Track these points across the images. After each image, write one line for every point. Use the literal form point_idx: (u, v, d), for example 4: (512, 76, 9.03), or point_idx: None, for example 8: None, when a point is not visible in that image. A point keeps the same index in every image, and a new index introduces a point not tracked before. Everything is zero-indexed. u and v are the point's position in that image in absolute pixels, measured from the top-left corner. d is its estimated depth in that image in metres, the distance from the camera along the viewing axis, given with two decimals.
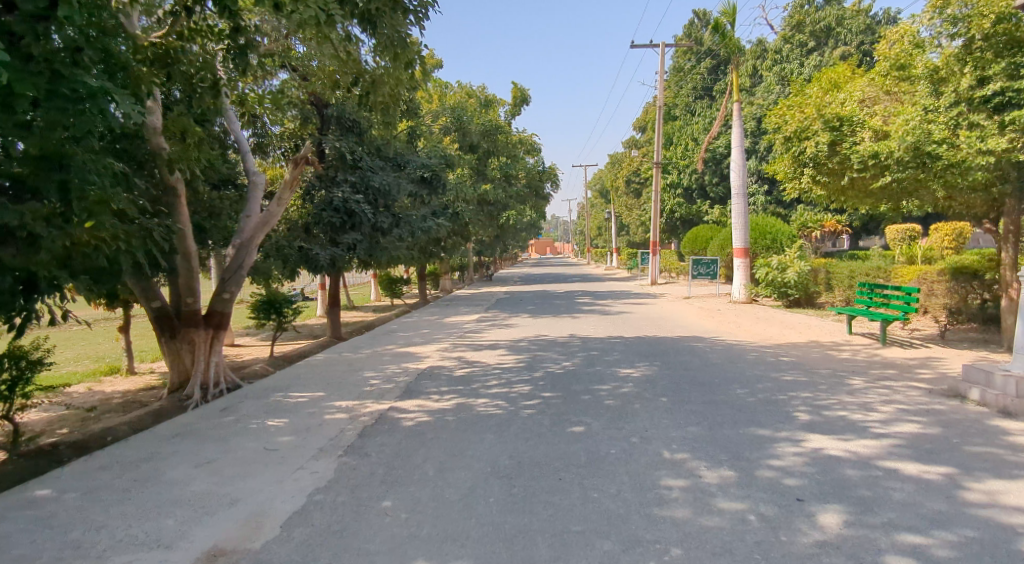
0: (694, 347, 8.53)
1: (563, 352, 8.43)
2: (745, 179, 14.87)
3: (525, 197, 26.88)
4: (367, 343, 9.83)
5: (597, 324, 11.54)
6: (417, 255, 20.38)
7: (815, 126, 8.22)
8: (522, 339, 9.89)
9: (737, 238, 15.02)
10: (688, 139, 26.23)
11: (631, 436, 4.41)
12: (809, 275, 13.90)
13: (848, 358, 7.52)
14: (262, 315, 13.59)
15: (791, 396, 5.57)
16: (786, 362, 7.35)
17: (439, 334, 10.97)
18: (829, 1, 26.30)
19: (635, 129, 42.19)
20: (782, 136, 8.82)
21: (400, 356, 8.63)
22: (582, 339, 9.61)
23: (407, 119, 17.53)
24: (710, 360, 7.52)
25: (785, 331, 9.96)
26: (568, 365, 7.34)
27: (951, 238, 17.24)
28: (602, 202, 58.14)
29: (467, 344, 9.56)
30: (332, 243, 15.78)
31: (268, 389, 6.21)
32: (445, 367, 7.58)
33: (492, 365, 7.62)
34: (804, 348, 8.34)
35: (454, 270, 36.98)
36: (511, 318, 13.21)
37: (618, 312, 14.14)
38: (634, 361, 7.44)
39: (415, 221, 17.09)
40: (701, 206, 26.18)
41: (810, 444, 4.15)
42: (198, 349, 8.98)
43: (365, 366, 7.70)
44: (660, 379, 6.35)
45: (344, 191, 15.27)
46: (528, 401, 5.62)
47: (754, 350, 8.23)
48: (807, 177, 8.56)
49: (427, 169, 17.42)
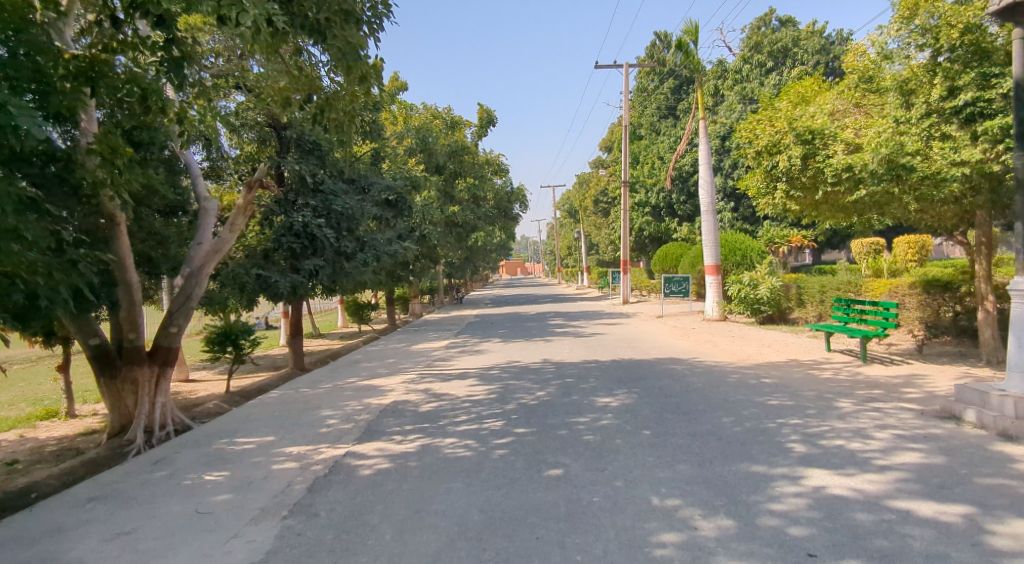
0: (672, 371, 8.18)
1: (536, 380, 7.99)
2: (714, 196, 14.77)
3: (493, 219, 26.55)
4: (329, 376, 9.24)
5: (570, 347, 11.14)
6: (384, 279, 19.80)
7: (787, 140, 7.95)
8: (493, 367, 9.43)
9: (708, 255, 14.86)
10: (654, 157, 26.29)
11: (614, 480, 3.98)
12: (780, 291, 13.76)
13: (831, 378, 7.24)
14: (217, 348, 12.87)
15: (780, 423, 5.22)
16: (769, 385, 7.03)
17: (406, 363, 10.42)
18: (785, 23, 26.83)
19: (601, 149, 42.43)
20: (754, 151, 8.55)
21: (363, 390, 8.09)
22: (556, 364, 9.19)
23: (370, 141, 17.13)
24: (690, 385, 7.17)
25: (762, 350, 9.71)
26: (542, 395, 6.92)
27: (914, 250, 17.19)
28: (570, 222, 58.29)
29: (435, 374, 9.05)
30: (292, 270, 15.17)
31: (214, 436, 5.64)
32: (411, 401, 7.08)
33: (461, 398, 7.15)
34: (784, 369, 8.05)
35: (423, 294, 36.38)
36: (481, 343, 12.72)
37: (591, 333, 13.80)
38: (611, 389, 7.05)
39: (380, 244, 16.56)
40: (669, 224, 26.18)
41: (810, 482, 3.78)
42: (141, 389, 8.35)
43: (324, 403, 7.15)
44: (640, 409, 5.95)
45: (304, 215, 14.71)
46: (500, 440, 5.17)
47: (734, 372, 7.90)
48: (781, 193, 8.28)
49: (391, 191, 17.05)
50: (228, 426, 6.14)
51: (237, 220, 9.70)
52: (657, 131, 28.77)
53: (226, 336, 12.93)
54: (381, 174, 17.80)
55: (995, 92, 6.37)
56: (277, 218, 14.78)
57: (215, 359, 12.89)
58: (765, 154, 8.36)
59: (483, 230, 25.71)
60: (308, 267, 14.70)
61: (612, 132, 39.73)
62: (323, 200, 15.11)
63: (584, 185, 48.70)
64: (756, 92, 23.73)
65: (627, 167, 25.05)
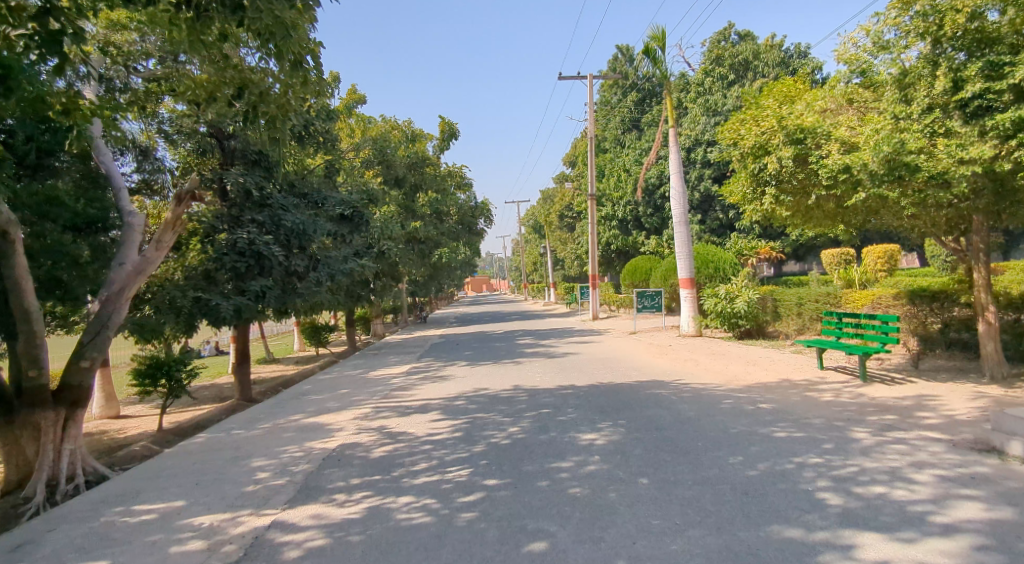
0: (657, 397, 7.36)
1: (507, 413, 7.09)
2: (687, 206, 14.16)
3: (456, 234, 25.63)
4: (272, 413, 8.15)
5: (542, 370, 10.27)
6: (341, 299, 18.64)
7: (776, 139, 7.16)
8: (459, 396, 8.48)
9: (682, 268, 14.20)
10: (620, 170, 25.73)
11: (614, 558, 3.10)
12: (757, 304, 13.10)
13: (834, 401, 6.51)
14: (147, 381, 11.75)
15: (800, 463, 4.41)
16: (769, 411, 6.26)
17: (362, 393, 9.37)
18: (744, 36, 26.46)
19: (566, 164, 41.98)
20: (739, 152, 7.77)
21: (309, 430, 7.05)
22: (528, 392, 8.30)
23: (324, 151, 16.22)
24: (681, 414, 6.35)
25: (746, 368, 9.02)
26: (515, 433, 6.02)
27: (884, 260, 16.49)
28: (537, 238, 57.72)
29: (393, 407, 8.05)
30: (237, 291, 13.97)
31: (114, 506, 4.62)
32: (363, 445, 6.10)
33: (420, 438, 6.19)
34: (779, 390, 7.30)
35: (386, 313, 35.18)
36: (445, 367, 11.70)
37: (563, 353, 12.97)
38: (593, 422, 6.19)
39: (335, 262, 15.47)
40: (636, 237, 25.58)
41: (864, 555, 2.94)
42: (43, 437, 7.22)
43: (260, 451, 6.12)
44: (629, 449, 5.11)
45: (250, 232, 13.57)
46: (466, 498, 4.26)
47: (726, 396, 7.12)
48: (769, 199, 7.47)
49: (348, 206, 15.95)
50: (139, 490, 5.11)
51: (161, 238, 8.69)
52: (622, 144, 28.26)
53: (158, 368, 11.86)
54: (335, 188, 16.71)
55: (1006, 83, 5.60)
56: (220, 237, 13.61)
57: (145, 393, 11.78)
58: (751, 155, 7.57)
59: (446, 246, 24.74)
60: (254, 289, 13.53)
61: (576, 145, 39.24)
62: (272, 215, 14.03)
63: (549, 200, 48.13)
64: (721, 104, 23.35)
65: (592, 179, 24.42)
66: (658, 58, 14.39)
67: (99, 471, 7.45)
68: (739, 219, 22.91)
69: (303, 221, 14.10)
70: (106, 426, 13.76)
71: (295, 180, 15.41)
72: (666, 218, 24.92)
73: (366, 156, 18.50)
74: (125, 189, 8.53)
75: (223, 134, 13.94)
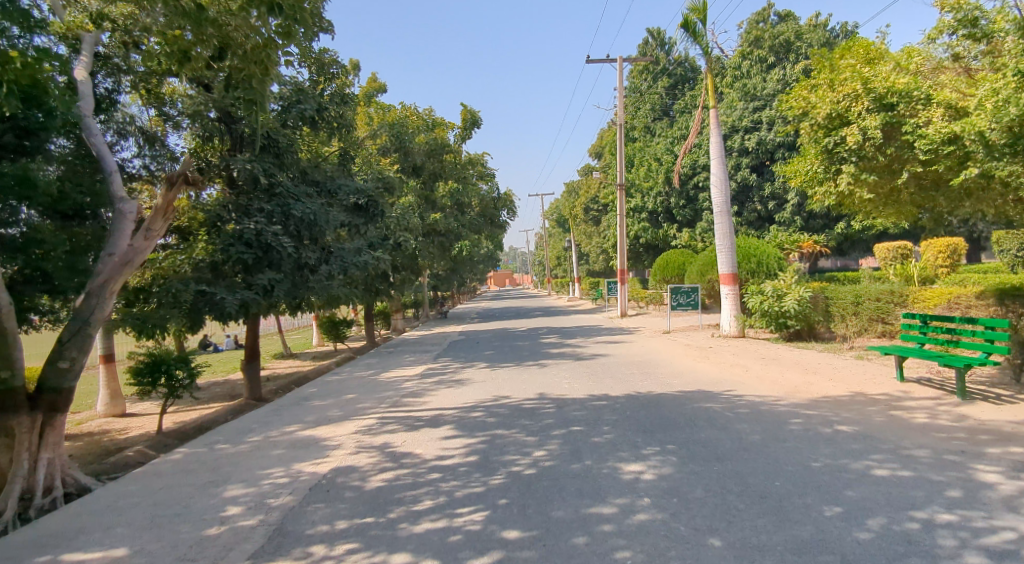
0: (709, 413, 6.26)
1: (532, 430, 6.05)
2: (730, 195, 12.92)
3: (478, 226, 24.60)
4: (265, 422, 7.23)
5: (570, 375, 9.22)
6: (356, 293, 17.76)
7: (860, 107, 6.04)
8: (476, 406, 7.46)
9: (724, 262, 12.96)
10: (650, 159, 24.49)
11: None
12: (809, 303, 11.83)
13: (932, 423, 5.34)
14: (147, 381, 10.88)
15: (927, 521, 3.29)
16: (851, 436, 5.13)
17: (369, 400, 8.40)
18: (784, 17, 24.97)
19: (592, 155, 40.75)
20: (809, 124, 6.66)
21: (301, 446, 6.09)
22: (555, 403, 7.26)
23: (337, 135, 15.34)
24: (742, 438, 5.25)
25: (808, 378, 7.84)
26: (541, 460, 4.97)
27: (945, 255, 15.05)
28: (561, 232, 56.57)
29: (401, 419, 7.06)
30: (246, 285, 13.09)
31: (41, 554, 3.71)
32: (359, 470, 5.12)
33: (428, 462, 5.18)
34: (855, 407, 6.14)
35: (407, 308, 34.39)
36: (463, 370, 10.69)
37: (591, 354, 11.89)
38: (636, 447, 5.12)
39: (348, 254, 14.55)
40: (667, 230, 24.27)
41: None
42: (18, 445, 6.18)
43: (240, 474, 5.18)
44: (686, 490, 4.03)
45: (258, 221, 12.74)
46: (479, 561, 3.22)
47: (793, 414, 5.98)
48: (847, 179, 6.33)
49: (362, 194, 15.00)
50: (84, 528, 4.18)
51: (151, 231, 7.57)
52: (652, 132, 26.97)
53: (155, 367, 10.96)
54: (350, 176, 15.83)
55: None
56: (228, 227, 12.83)
57: (145, 393, 10.92)
58: (829, 126, 6.46)
59: (468, 239, 23.69)
60: (262, 282, 12.64)
61: (602, 136, 37.99)
62: (280, 203, 13.18)
63: (574, 193, 46.90)
64: (760, 88, 22.02)
65: (622, 169, 23.24)
66: (698, 32, 13.18)
67: (80, 486, 6.40)
68: (778, 210, 21.57)
69: (313, 210, 13.22)
70: (109, 426, 13.03)
71: (307, 167, 14.58)
72: (699, 210, 23.60)
73: (383, 142, 17.54)
74: (114, 169, 7.38)
75: (232, 118, 13.11)
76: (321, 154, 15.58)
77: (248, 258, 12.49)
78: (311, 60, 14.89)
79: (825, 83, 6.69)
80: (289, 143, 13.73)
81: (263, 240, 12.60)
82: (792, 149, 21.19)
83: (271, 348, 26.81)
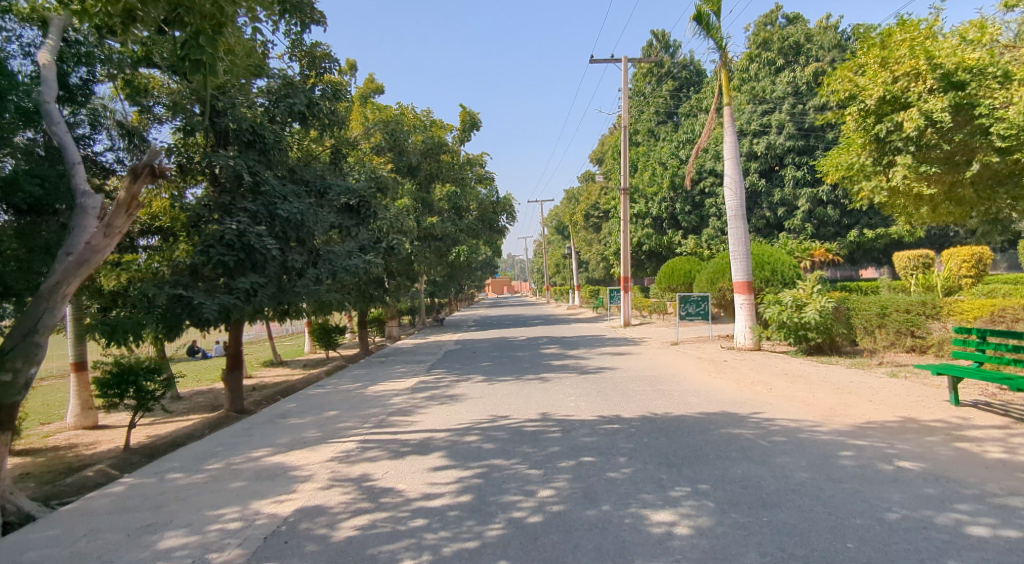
0: (740, 442, 5.41)
1: (536, 461, 5.19)
2: (745, 198, 12.10)
3: (476, 231, 23.75)
4: (231, 445, 6.37)
5: (575, 392, 8.35)
6: (347, 298, 16.89)
7: (921, 88, 6.55)
8: (471, 428, 6.59)
9: (738, 269, 12.11)
10: (654, 163, 23.69)
11: None
12: (832, 314, 10.97)
13: (1011, 461, 4.50)
14: (114, 393, 10.00)
15: None
16: (919, 475, 4.29)
17: (351, 419, 7.54)
18: (792, 19, 24.23)
19: (593, 161, 39.93)
20: (862, 108, 7.11)
21: (266, 477, 5.23)
22: (560, 426, 6.41)
23: (329, 133, 14.53)
24: (787, 476, 4.41)
25: (843, 399, 6.99)
26: (549, 503, 4.13)
27: (970, 265, 14.24)
28: (561, 239, 55.68)
29: (385, 444, 6.20)
30: (226, 290, 12.15)
31: None
32: (330, 512, 4.26)
33: (412, 503, 4.32)
34: (911, 437, 5.30)
35: (403, 314, 33.48)
36: (457, 384, 9.82)
37: (596, 367, 11.02)
38: (662, 489, 4.27)
39: (337, 258, 13.66)
40: (672, 236, 23.35)
41: None
42: None
43: (187, 515, 4.33)
44: (735, 552, 3.19)
45: (241, 222, 11.88)
46: None
47: (839, 445, 5.15)
48: (904, 169, 6.63)
49: (354, 194, 14.15)
50: None
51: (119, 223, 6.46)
52: (656, 137, 26.17)
53: (123, 379, 10.06)
54: (341, 176, 14.96)
55: None
56: (209, 227, 11.95)
57: (111, 407, 10.04)
58: (883, 109, 6.97)
59: (466, 244, 22.82)
60: (244, 286, 11.67)
61: (604, 142, 37.24)
62: (265, 202, 12.33)
63: (574, 200, 46.10)
64: (769, 91, 21.23)
65: (626, 173, 22.45)
66: (712, 25, 12.39)
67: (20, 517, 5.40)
68: (787, 217, 20.76)
69: (300, 210, 12.38)
70: (77, 439, 12.13)
71: (295, 166, 13.77)
72: (706, 216, 22.78)
73: (377, 141, 16.69)
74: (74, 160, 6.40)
75: (215, 111, 12.46)
76: (310, 153, 14.76)
77: (229, 261, 11.57)
78: (301, 53, 14.18)
79: (882, 63, 7.11)
80: (276, 139, 12.92)
81: (246, 241, 11.73)
82: (803, 154, 20.43)
83: (260, 355, 25.88)
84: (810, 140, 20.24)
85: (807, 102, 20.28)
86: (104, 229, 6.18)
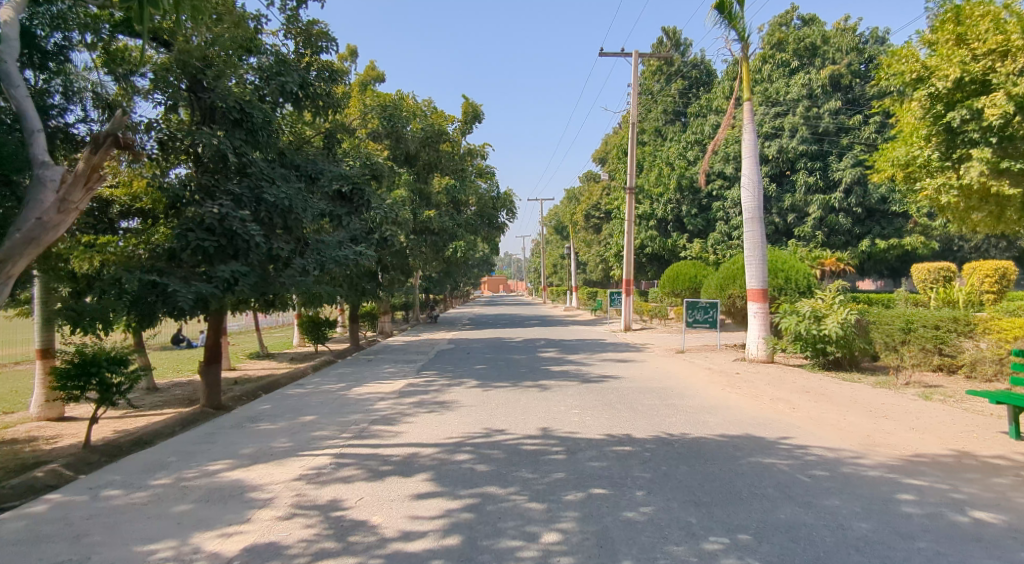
0: (775, 477, 4.64)
1: (538, 492, 4.41)
2: (762, 200, 11.36)
3: (475, 226, 22.92)
4: (187, 455, 5.57)
5: (578, 404, 7.59)
6: (337, 290, 16.08)
7: (1009, 70, 6.59)
8: (461, 445, 5.81)
9: (752, 276, 11.33)
10: (661, 163, 22.92)
11: None
12: (854, 327, 10.22)
13: None
14: (74, 385, 9.18)
15: None
16: (1006, 532, 3.52)
17: (328, 427, 6.74)
18: (808, 21, 23.50)
19: (596, 161, 39.20)
20: (931, 95, 7.27)
21: (218, 500, 4.43)
22: (563, 446, 5.62)
23: (323, 116, 13.68)
24: (843, 526, 3.64)
25: (881, 425, 6.23)
26: (555, 553, 3.35)
27: (993, 281, 13.56)
28: (560, 239, 55.02)
29: (363, 459, 5.40)
30: (205, 277, 11.31)
31: None
32: (286, 553, 3.48)
33: (386, 544, 3.55)
34: (975, 478, 4.53)
35: (397, 310, 32.64)
36: (449, 389, 9.02)
37: (599, 375, 10.26)
38: (693, 538, 3.51)
39: (327, 248, 12.80)
40: (677, 240, 22.64)
41: None
42: None
43: (110, 550, 3.54)
44: None
45: (223, 205, 11.06)
46: None
47: (894, 485, 4.38)
48: (980, 160, 6.72)
49: (347, 181, 13.33)
50: None
51: (76, 197, 5.83)
52: (663, 137, 25.39)
53: (85, 369, 9.24)
54: (335, 161, 14.09)
55: None
56: (189, 209, 11.11)
57: (70, 399, 9.22)
58: (955, 96, 7.11)
59: (464, 239, 21.96)
60: (223, 274, 10.80)
61: (608, 141, 36.44)
62: (251, 185, 11.54)
63: (574, 200, 45.30)
64: (782, 93, 20.42)
65: (632, 172, 21.67)
66: (735, 14, 11.64)
67: None
68: (797, 224, 20.01)
69: (288, 195, 11.58)
70: (38, 431, 11.27)
71: (286, 149, 12.91)
72: (712, 220, 22.05)
73: (375, 126, 15.51)
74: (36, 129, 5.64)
75: (200, 84, 11.50)
76: (301, 136, 13.88)
77: (209, 247, 10.78)
78: (296, 30, 13.30)
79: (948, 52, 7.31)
80: (266, 120, 11.89)
81: (228, 226, 10.93)
82: (816, 159, 19.66)
83: (247, 347, 25.01)
84: (823, 145, 19.48)
85: (822, 106, 19.52)
86: (58, 205, 5.62)
